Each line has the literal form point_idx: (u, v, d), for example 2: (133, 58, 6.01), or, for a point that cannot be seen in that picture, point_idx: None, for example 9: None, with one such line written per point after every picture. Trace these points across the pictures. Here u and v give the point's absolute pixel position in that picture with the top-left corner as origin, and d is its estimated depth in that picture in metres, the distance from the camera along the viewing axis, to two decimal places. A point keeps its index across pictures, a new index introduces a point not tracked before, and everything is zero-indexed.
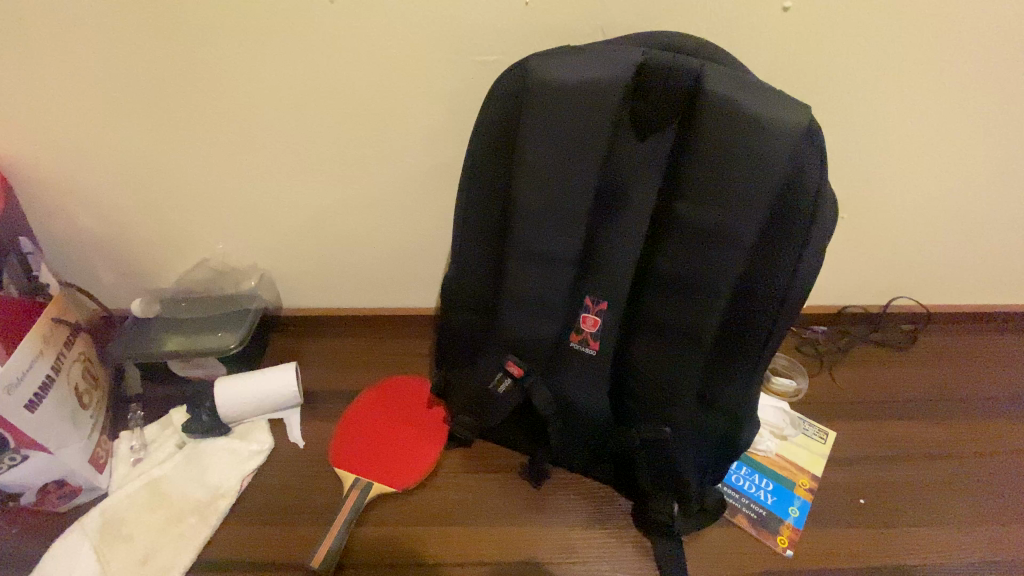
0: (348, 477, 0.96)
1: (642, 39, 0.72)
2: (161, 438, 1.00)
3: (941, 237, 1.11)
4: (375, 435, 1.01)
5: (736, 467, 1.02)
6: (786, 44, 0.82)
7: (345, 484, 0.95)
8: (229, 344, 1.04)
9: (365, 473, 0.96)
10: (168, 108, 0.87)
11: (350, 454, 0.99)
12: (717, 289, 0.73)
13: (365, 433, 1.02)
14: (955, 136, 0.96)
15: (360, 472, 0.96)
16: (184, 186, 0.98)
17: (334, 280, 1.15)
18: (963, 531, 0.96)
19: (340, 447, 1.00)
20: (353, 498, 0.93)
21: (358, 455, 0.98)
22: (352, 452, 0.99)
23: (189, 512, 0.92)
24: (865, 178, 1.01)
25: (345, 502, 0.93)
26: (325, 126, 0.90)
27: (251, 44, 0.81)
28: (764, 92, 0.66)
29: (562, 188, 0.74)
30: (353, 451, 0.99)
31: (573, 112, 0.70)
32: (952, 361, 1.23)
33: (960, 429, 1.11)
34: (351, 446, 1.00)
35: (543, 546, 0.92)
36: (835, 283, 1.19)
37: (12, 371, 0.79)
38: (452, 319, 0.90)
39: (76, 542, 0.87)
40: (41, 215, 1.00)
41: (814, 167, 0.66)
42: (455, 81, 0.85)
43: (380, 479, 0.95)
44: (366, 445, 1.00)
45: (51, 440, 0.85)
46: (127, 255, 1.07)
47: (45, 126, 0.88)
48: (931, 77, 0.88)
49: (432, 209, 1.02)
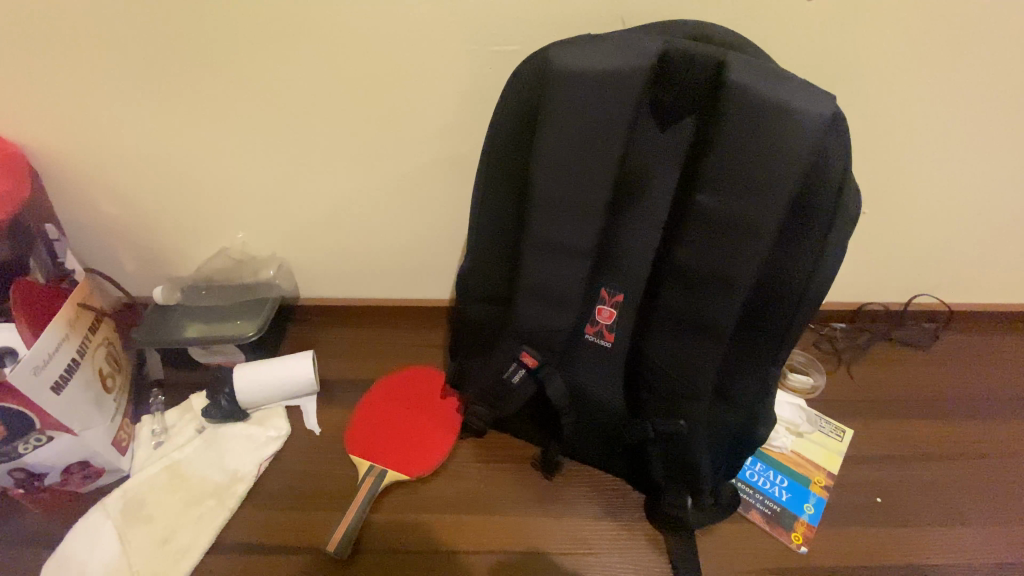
0: (364, 465, 0.96)
1: (664, 27, 0.71)
2: (181, 423, 1.02)
3: (965, 234, 1.09)
4: (391, 425, 1.02)
5: (752, 463, 1.01)
6: (808, 34, 0.81)
7: (361, 472, 0.96)
8: (248, 332, 1.05)
9: (381, 460, 0.97)
10: (190, 99, 0.88)
11: (365, 441, 1.00)
12: (736, 280, 0.72)
13: (380, 422, 1.02)
14: (982, 130, 0.93)
15: (376, 460, 0.97)
16: (204, 175, 0.99)
17: (351, 270, 1.16)
18: (982, 531, 0.95)
19: (355, 434, 1.00)
20: (368, 485, 0.94)
21: (373, 442, 0.99)
22: (367, 439, 1.00)
23: (208, 495, 0.93)
24: (888, 173, 0.99)
25: (360, 487, 0.94)
26: (343, 117, 0.91)
27: (270, 36, 0.81)
28: (787, 81, 0.65)
29: (581, 180, 0.74)
30: (369, 439, 1.00)
31: (593, 101, 0.69)
32: (976, 361, 1.20)
33: (981, 430, 1.09)
34: (367, 434, 1.00)
35: (556, 537, 0.92)
36: (856, 279, 1.18)
37: (40, 353, 0.82)
38: (468, 309, 0.91)
39: (99, 522, 0.89)
40: (66, 204, 1.01)
41: (839, 155, 0.65)
42: (471, 72, 0.85)
43: (396, 465, 0.96)
44: (382, 433, 1.01)
45: (76, 421, 0.87)
46: (149, 242, 1.09)
47: (70, 114, 0.89)
48: (959, 69, 0.86)
49: (448, 201, 1.02)
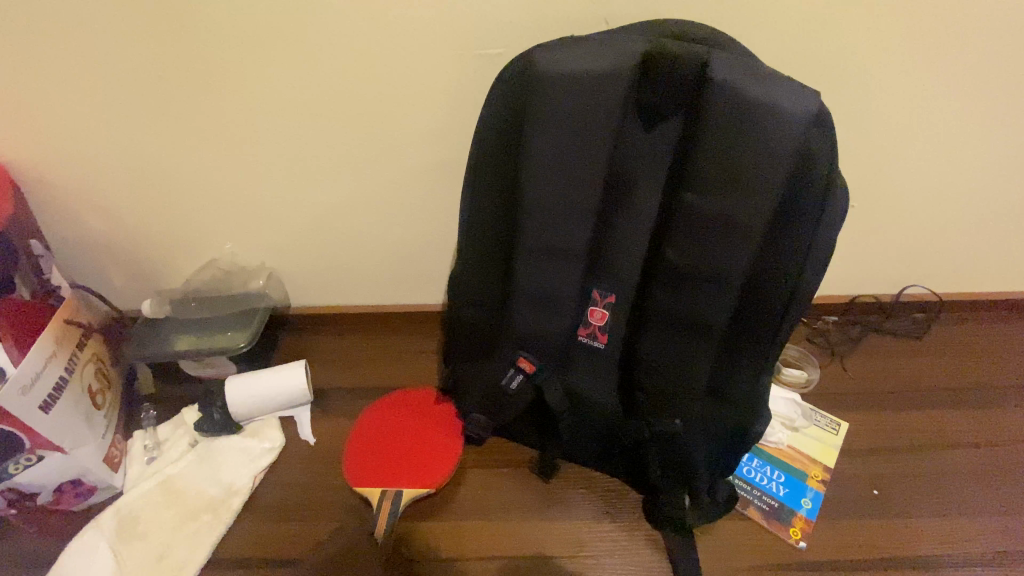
0: (376, 492, 0.94)
1: (649, 26, 0.71)
2: (174, 437, 1.01)
3: (954, 223, 1.10)
4: (390, 448, 0.99)
5: (748, 459, 1.01)
6: (793, 30, 0.81)
7: (374, 501, 0.94)
8: (240, 343, 1.04)
9: (391, 484, 0.95)
10: (173, 110, 0.88)
11: (367, 471, 0.97)
12: (726, 278, 0.72)
13: (378, 446, 1.00)
14: (968, 120, 0.94)
15: (386, 485, 0.95)
16: (191, 186, 0.98)
17: (343, 278, 1.15)
18: (979, 519, 0.96)
19: (354, 466, 0.97)
20: (387, 507, 0.93)
21: (376, 470, 0.97)
22: (369, 466, 0.97)
23: (203, 510, 0.92)
24: (875, 166, 1.00)
25: (379, 511, 0.93)
26: (328, 124, 0.90)
27: (253, 44, 0.81)
28: (772, 77, 0.65)
29: (572, 183, 0.74)
30: (370, 467, 0.97)
31: (580, 103, 0.69)
32: (968, 350, 1.21)
33: (975, 419, 1.09)
34: (367, 464, 0.98)
35: (554, 540, 0.92)
36: (848, 272, 1.18)
37: (26, 372, 0.81)
38: (461, 315, 0.90)
39: (93, 540, 0.88)
40: (51, 219, 1.00)
41: (824, 151, 0.65)
42: (457, 76, 0.85)
43: (410, 486, 0.95)
44: (382, 458, 0.98)
45: (66, 440, 0.86)
46: (136, 255, 1.08)
47: (52, 127, 0.88)
48: (943, 59, 0.86)
49: (438, 205, 1.02)
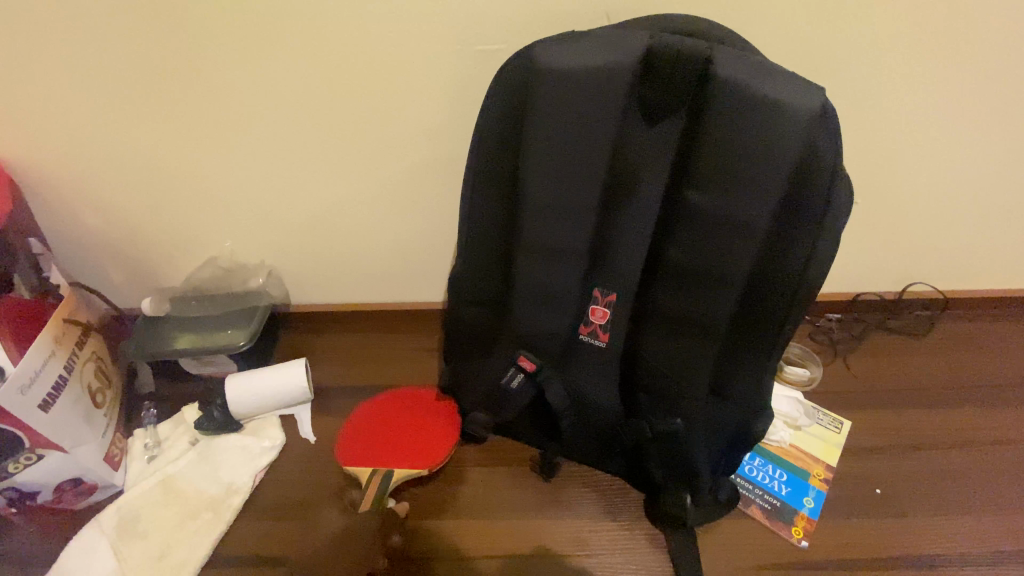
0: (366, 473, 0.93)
1: (652, 21, 0.70)
2: (174, 435, 1.01)
3: (958, 219, 1.08)
4: (387, 436, 0.98)
5: (749, 458, 1.00)
6: (796, 25, 0.80)
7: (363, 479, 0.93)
8: (240, 340, 1.03)
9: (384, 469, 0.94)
10: (170, 109, 0.87)
11: (359, 454, 0.96)
12: (729, 277, 0.72)
13: (373, 435, 0.99)
14: (973, 115, 0.93)
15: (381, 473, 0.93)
16: (190, 185, 0.97)
17: (343, 276, 1.15)
18: (983, 519, 0.95)
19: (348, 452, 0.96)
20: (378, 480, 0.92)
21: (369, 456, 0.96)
22: (362, 450, 0.96)
23: (203, 509, 0.92)
24: (878, 163, 0.99)
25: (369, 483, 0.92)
26: (326, 121, 0.90)
27: (249, 41, 0.80)
28: (776, 73, 0.64)
29: (573, 181, 0.73)
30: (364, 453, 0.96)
31: (581, 100, 0.68)
32: (973, 348, 1.20)
33: (979, 417, 1.09)
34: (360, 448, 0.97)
35: (555, 539, 0.92)
36: (851, 270, 1.17)
37: (25, 372, 0.80)
38: (462, 313, 0.89)
39: (93, 540, 0.88)
40: (50, 217, 1.00)
41: (830, 148, 0.64)
42: (456, 73, 0.84)
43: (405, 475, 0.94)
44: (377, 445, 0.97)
45: (66, 439, 0.86)
46: (136, 254, 1.07)
47: (50, 126, 0.88)
48: (946, 55, 0.85)
49: (438, 203, 1.01)
